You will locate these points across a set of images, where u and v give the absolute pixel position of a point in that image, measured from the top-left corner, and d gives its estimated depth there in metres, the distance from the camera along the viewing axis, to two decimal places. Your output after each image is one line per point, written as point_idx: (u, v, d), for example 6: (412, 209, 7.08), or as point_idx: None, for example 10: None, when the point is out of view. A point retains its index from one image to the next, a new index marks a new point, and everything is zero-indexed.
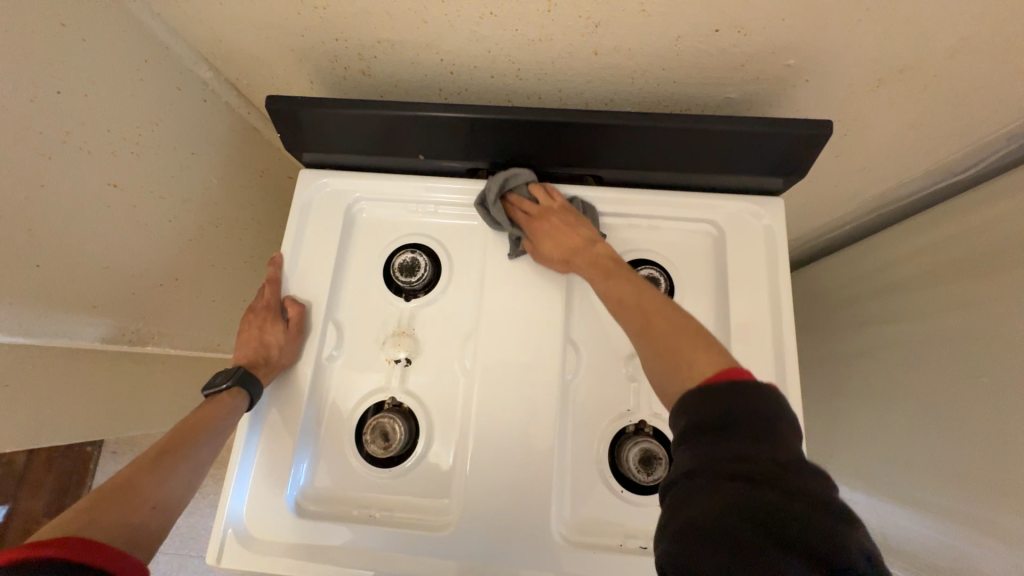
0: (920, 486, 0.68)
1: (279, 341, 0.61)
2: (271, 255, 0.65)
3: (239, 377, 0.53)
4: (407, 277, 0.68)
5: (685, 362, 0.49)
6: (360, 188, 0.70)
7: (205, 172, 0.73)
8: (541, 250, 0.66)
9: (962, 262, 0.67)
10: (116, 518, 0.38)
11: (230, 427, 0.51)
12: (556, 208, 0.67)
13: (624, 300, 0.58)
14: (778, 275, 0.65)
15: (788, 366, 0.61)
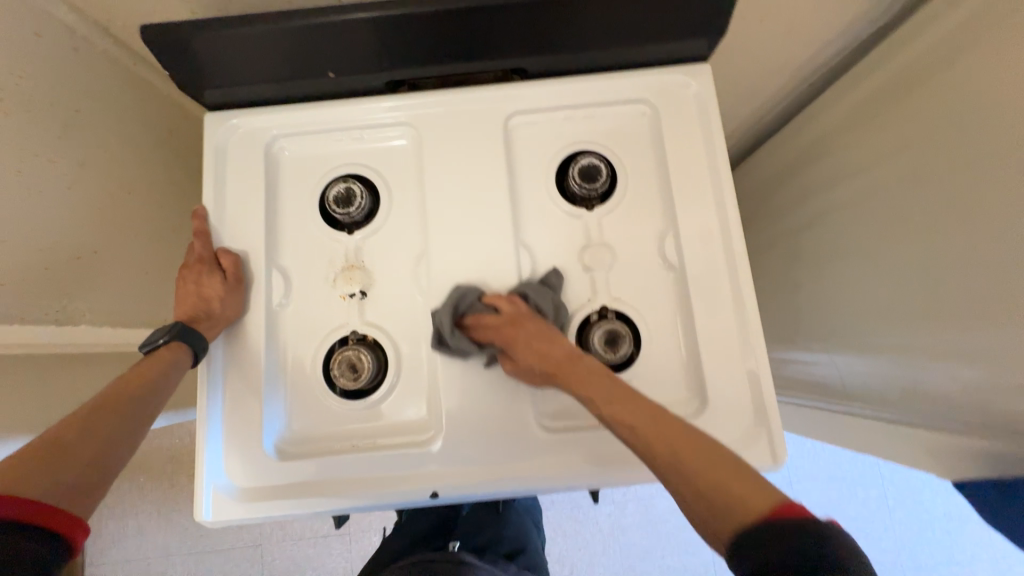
0: (953, 332, 0.64)
1: (217, 292, 0.59)
2: (195, 209, 0.62)
3: (178, 334, 0.56)
4: (343, 209, 0.63)
5: (737, 494, 0.39)
6: (275, 125, 0.64)
7: (97, 132, 0.63)
8: (516, 365, 0.56)
9: (963, 88, 0.62)
10: (50, 471, 0.42)
11: (167, 382, 0.55)
12: (531, 317, 0.56)
13: (698, 480, 0.41)
14: (715, 137, 0.63)
15: (733, 234, 0.60)
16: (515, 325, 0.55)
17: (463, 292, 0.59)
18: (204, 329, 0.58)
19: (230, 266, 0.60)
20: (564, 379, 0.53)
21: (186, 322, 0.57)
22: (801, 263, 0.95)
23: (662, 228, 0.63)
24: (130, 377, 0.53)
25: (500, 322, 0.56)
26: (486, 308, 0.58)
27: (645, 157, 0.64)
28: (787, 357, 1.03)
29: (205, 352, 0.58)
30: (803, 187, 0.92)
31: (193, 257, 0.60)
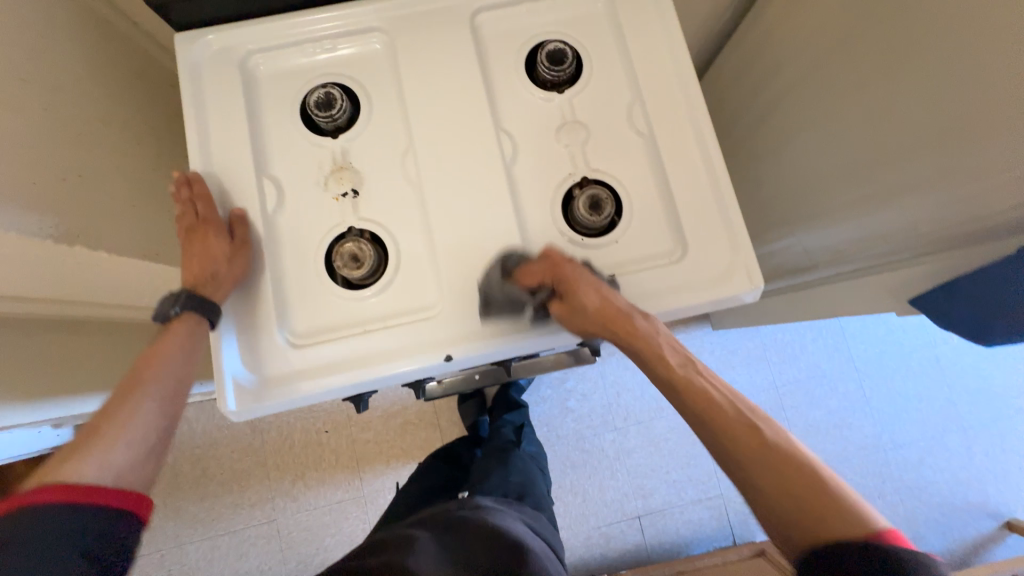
0: (898, 172, 0.71)
1: (225, 255, 0.59)
2: (187, 175, 0.62)
3: (189, 304, 0.58)
4: (325, 112, 0.64)
5: (831, 521, 0.45)
6: (248, 40, 0.66)
7: (66, 59, 0.63)
8: (568, 305, 0.58)
9: None
10: (87, 457, 0.51)
11: (179, 351, 0.59)
12: (578, 265, 0.59)
13: (791, 485, 0.47)
14: (666, 13, 0.68)
15: (693, 95, 0.65)
16: (565, 268, 0.59)
17: (519, 253, 0.62)
18: (212, 294, 0.59)
19: (236, 230, 0.61)
20: (621, 331, 0.56)
21: (195, 291, 0.59)
22: (761, 157, 1.02)
23: (630, 100, 0.67)
24: (149, 355, 0.59)
25: (556, 269, 0.59)
26: (536, 258, 0.61)
27: (605, 39, 0.69)
28: (760, 251, 1.10)
29: (219, 319, 0.59)
30: (753, 84, 0.99)
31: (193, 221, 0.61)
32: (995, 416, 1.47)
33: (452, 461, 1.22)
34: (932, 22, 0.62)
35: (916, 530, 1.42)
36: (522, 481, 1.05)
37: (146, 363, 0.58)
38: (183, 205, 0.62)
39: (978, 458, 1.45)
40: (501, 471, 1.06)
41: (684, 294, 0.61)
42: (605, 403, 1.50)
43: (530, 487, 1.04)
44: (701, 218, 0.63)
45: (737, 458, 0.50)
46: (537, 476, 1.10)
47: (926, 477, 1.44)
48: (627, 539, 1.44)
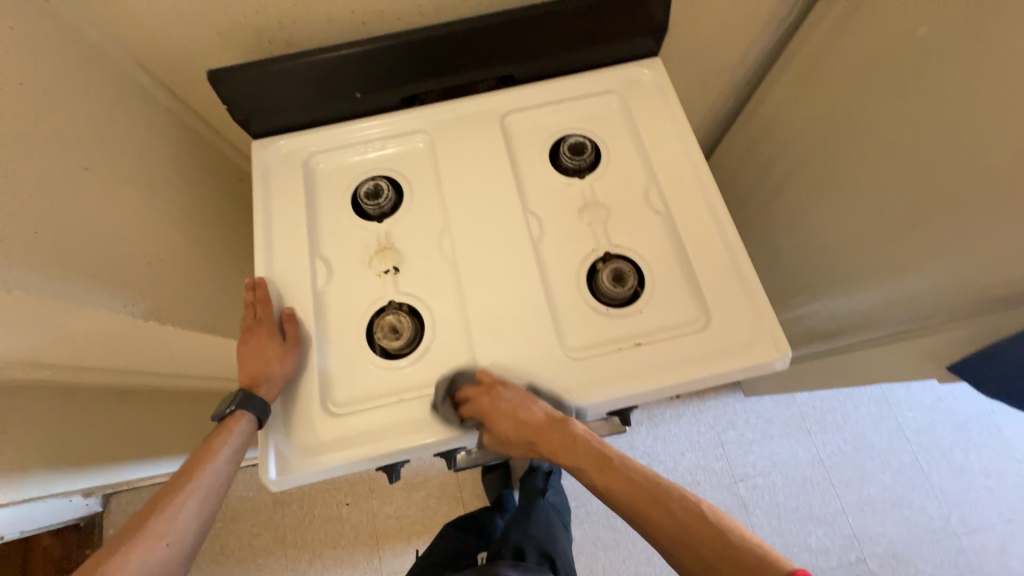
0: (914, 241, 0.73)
1: (277, 355, 0.62)
2: (251, 279, 0.68)
3: (241, 404, 0.60)
4: (374, 201, 0.74)
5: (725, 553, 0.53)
6: (310, 144, 0.77)
7: (163, 166, 0.75)
8: (495, 430, 0.61)
9: None
10: (133, 555, 0.53)
11: (228, 450, 0.61)
12: (509, 388, 0.61)
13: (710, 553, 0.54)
14: (672, 108, 0.76)
15: (704, 175, 0.71)
16: (493, 401, 0.60)
17: (462, 373, 0.64)
18: (262, 392, 0.61)
19: (289, 329, 0.64)
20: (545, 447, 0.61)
21: (247, 390, 0.61)
22: (778, 226, 1.05)
23: (646, 182, 0.74)
24: (204, 448, 0.61)
25: (484, 397, 0.60)
26: (473, 378, 0.63)
27: (620, 131, 0.78)
28: (785, 316, 1.10)
29: (267, 417, 0.61)
30: (762, 161, 1.06)
31: (252, 321, 0.64)
32: None
33: (472, 528, 1.18)
34: (924, 101, 0.68)
35: None
36: (544, 538, 1.00)
37: (204, 455, 0.61)
38: (244, 307, 0.66)
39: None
40: (521, 528, 1.01)
41: (711, 363, 0.62)
42: None
43: (552, 545, 0.99)
44: (719, 288, 0.66)
45: (665, 541, 0.56)
46: (561, 533, 1.04)
47: (1011, 569, 1.27)
48: None
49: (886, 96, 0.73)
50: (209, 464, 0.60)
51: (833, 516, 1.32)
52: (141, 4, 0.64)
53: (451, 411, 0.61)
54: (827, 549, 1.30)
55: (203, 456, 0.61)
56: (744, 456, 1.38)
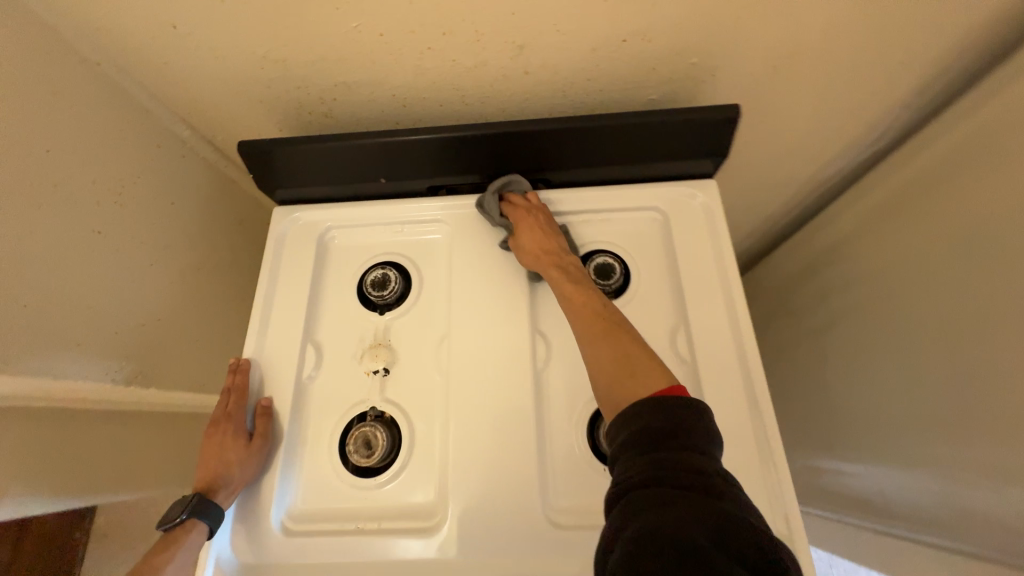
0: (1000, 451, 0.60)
1: (240, 458, 0.58)
2: (235, 360, 0.65)
3: (194, 512, 0.55)
4: (378, 291, 0.70)
5: (634, 386, 0.46)
6: (329, 217, 0.75)
7: (186, 219, 0.75)
8: (518, 239, 0.67)
9: (969, 206, 0.66)
10: None
11: (177, 570, 0.53)
12: (542, 210, 0.69)
13: (610, 366, 0.49)
14: (720, 242, 0.68)
15: (744, 331, 0.62)
16: (531, 218, 0.68)
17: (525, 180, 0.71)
18: (219, 497, 0.57)
19: (260, 426, 0.61)
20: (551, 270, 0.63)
21: (202, 495, 0.56)
22: (829, 364, 0.92)
23: (674, 322, 0.66)
24: (142, 569, 0.52)
25: (528, 205, 0.69)
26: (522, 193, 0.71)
27: (655, 256, 0.70)
28: (822, 465, 0.96)
29: (218, 525, 0.56)
30: (826, 287, 0.93)
31: (220, 413, 0.61)
32: None
33: None
34: None
35: None
36: None
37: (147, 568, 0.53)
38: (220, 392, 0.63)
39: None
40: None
41: None
42: None
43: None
44: (739, 475, 0.56)
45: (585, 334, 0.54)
46: None
47: None
48: None
49: (1000, 272, 0.61)
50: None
51: None
52: (187, 70, 0.64)
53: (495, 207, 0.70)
54: None
55: (147, 566, 0.53)
56: None
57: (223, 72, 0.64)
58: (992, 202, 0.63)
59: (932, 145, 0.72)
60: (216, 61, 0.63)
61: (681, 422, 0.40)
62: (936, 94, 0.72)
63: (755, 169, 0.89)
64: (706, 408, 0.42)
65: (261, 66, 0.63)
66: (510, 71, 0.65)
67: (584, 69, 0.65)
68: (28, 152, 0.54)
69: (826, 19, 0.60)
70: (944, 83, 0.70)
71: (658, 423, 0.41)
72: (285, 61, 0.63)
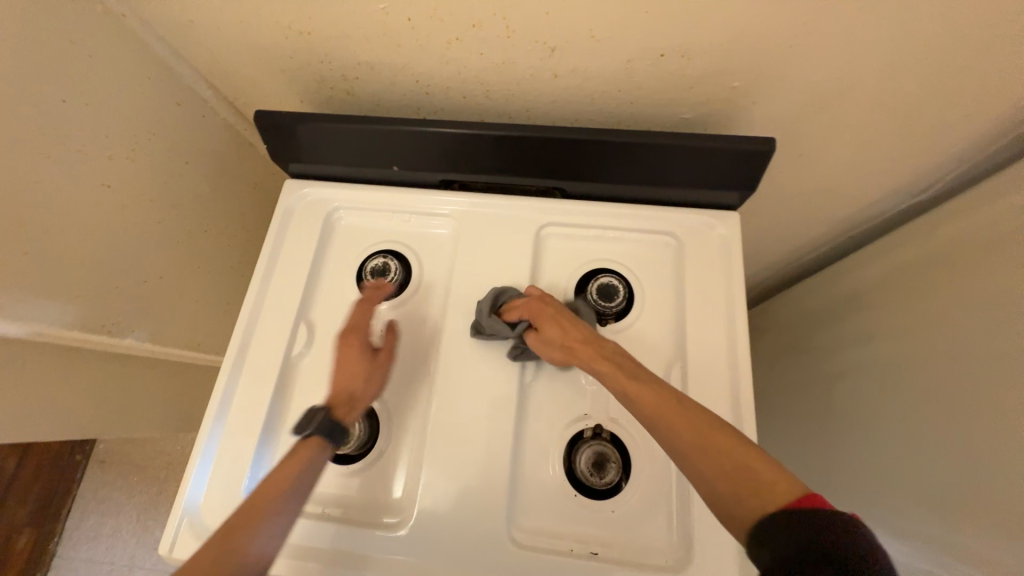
0: (994, 542, 0.57)
1: (365, 373, 0.59)
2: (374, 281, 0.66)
3: (323, 426, 0.53)
4: (377, 280, 0.69)
5: (760, 501, 0.40)
6: (339, 197, 0.74)
7: (198, 180, 0.75)
8: (540, 337, 0.60)
9: (1007, 279, 0.61)
10: None
11: (300, 483, 0.50)
12: (556, 304, 0.62)
13: (730, 469, 0.43)
14: (733, 278, 0.64)
15: (741, 376, 0.60)
16: (549, 309, 0.61)
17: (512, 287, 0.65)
18: (343, 416, 0.56)
19: (384, 341, 0.62)
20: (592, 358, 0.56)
21: (328, 410, 0.55)
22: (832, 416, 0.89)
23: (671, 356, 0.63)
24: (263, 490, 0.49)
25: (532, 302, 0.62)
26: (519, 294, 0.65)
27: (662, 284, 0.67)
28: None
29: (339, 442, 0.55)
30: (844, 335, 0.89)
31: (352, 329, 0.61)
32: None
33: None
34: None
35: None
36: None
37: (287, 462, 0.51)
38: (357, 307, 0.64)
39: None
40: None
41: None
42: None
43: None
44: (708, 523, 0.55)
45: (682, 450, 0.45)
46: None
47: None
48: None
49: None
50: (291, 469, 0.50)
51: None
52: (211, 32, 0.63)
53: (502, 324, 0.62)
54: None
55: (293, 462, 0.51)
56: None
57: (247, 38, 0.63)
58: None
59: (982, 206, 0.67)
60: (241, 26, 0.61)
61: (824, 538, 0.36)
62: (997, 152, 0.66)
63: (786, 203, 0.85)
64: (849, 515, 0.38)
65: (284, 37, 0.62)
66: (539, 72, 0.62)
67: (615, 79, 0.61)
68: (44, 99, 0.54)
69: (884, 58, 0.56)
70: (1006, 141, 0.64)
71: (790, 543, 0.37)
72: (308, 34, 0.61)
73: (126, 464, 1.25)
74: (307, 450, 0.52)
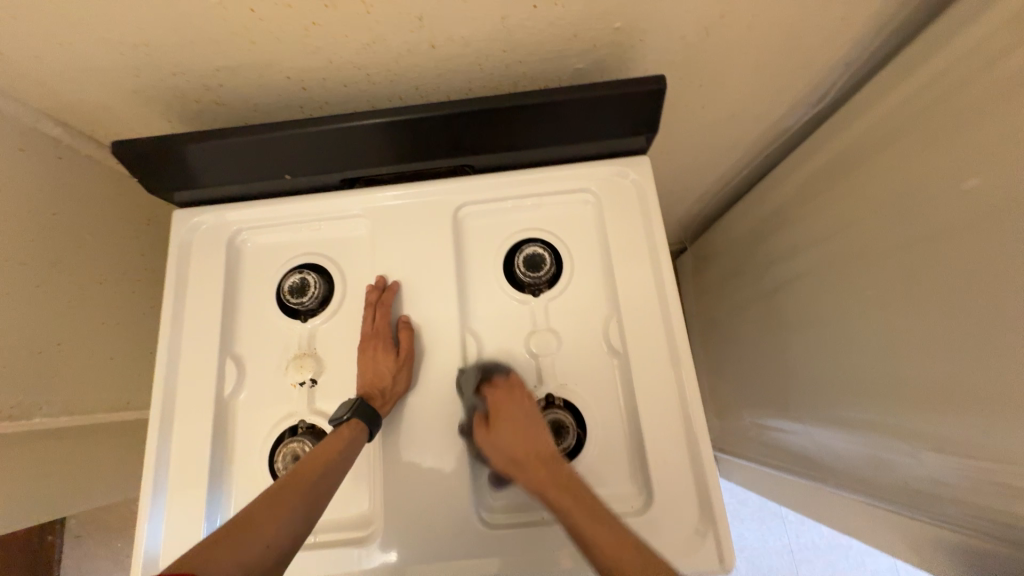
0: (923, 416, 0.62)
1: (391, 369, 0.59)
2: (379, 276, 0.65)
3: (360, 414, 0.56)
4: (298, 297, 0.65)
5: None
6: (238, 219, 0.68)
7: (75, 229, 0.68)
8: (492, 436, 0.56)
9: (903, 173, 0.64)
10: (228, 554, 0.42)
11: (347, 457, 0.54)
12: (531, 405, 0.57)
13: None
14: (653, 222, 0.65)
15: (674, 316, 0.61)
16: (517, 408, 0.57)
17: (503, 364, 0.62)
18: (379, 407, 0.58)
19: (403, 339, 0.61)
20: (545, 479, 0.52)
21: (363, 400, 0.57)
22: (776, 329, 0.94)
23: (607, 310, 0.64)
24: (313, 454, 0.53)
25: (509, 392, 0.58)
26: (503, 373, 0.60)
27: (588, 241, 0.67)
28: (770, 423, 0.99)
29: (377, 430, 0.58)
30: (776, 252, 0.93)
31: (369, 329, 0.62)
32: None
33: None
34: (966, 270, 0.55)
35: None
36: None
37: (290, 493, 0.49)
38: (368, 307, 0.63)
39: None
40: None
41: None
42: None
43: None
44: (665, 462, 0.56)
45: None
46: None
47: None
48: None
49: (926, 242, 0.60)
50: (297, 503, 0.48)
51: None
52: (32, 61, 0.55)
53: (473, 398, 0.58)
54: None
55: (294, 491, 0.49)
56: None
57: (77, 62, 0.55)
58: (924, 169, 0.60)
59: (874, 104, 0.69)
60: (63, 48, 0.53)
61: None
62: (878, 48, 0.67)
63: (700, 135, 0.85)
64: None
65: (120, 53, 0.55)
66: (415, 45, 0.58)
67: (496, 40, 0.58)
68: None
69: None
70: (885, 36, 0.65)
71: None
72: (146, 46, 0.54)
73: (104, 528, 1.20)
74: (312, 482, 0.50)
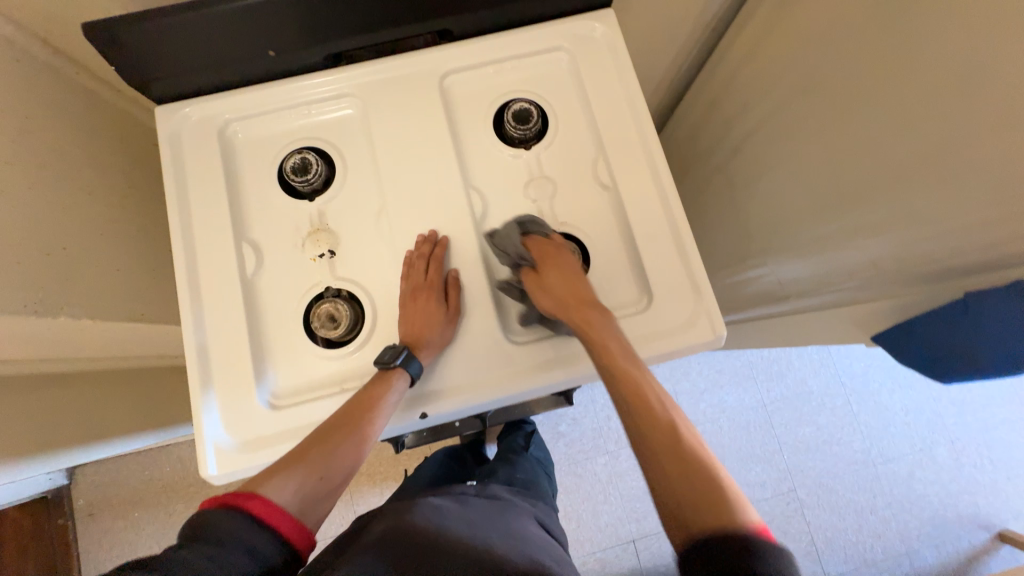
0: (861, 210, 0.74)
1: (438, 323, 0.61)
2: (425, 231, 0.66)
3: (406, 362, 0.59)
4: (301, 177, 0.67)
5: (711, 521, 0.42)
6: (225, 109, 0.69)
7: (53, 138, 0.66)
8: (541, 283, 0.61)
9: None
10: (289, 478, 0.52)
11: (388, 404, 0.58)
12: (569, 258, 0.62)
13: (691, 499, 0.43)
14: (624, 68, 0.71)
15: (652, 146, 0.68)
16: (557, 258, 0.62)
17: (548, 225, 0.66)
18: (421, 354, 0.61)
19: (453, 296, 0.63)
20: (578, 313, 0.58)
21: (409, 347, 0.60)
22: (733, 187, 1.05)
23: (594, 153, 0.70)
24: (362, 397, 0.59)
25: (553, 249, 0.63)
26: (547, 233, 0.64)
27: (568, 95, 0.72)
28: (736, 276, 1.12)
29: (416, 374, 0.60)
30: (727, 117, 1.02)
31: (423, 278, 0.63)
32: (982, 426, 1.48)
33: (457, 461, 1.12)
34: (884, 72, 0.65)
35: (910, 545, 1.42)
36: (528, 478, 1.00)
37: (338, 429, 0.56)
38: (422, 257, 0.64)
39: (985, 466, 1.46)
40: (507, 469, 1.01)
41: (651, 343, 0.63)
42: (596, 427, 1.43)
43: (535, 486, 0.98)
44: (660, 267, 0.65)
45: (643, 438, 0.49)
46: (543, 481, 1.04)
47: (916, 491, 1.45)
48: (622, 564, 1.34)
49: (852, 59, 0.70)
50: (344, 439, 0.55)
51: (771, 453, 1.46)
52: None
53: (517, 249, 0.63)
54: (764, 482, 1.44)
55: (342, 428, 0.56)
56: (696, 405, 1.48)
57: None
58: None
59: None
60: None
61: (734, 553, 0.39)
62: None
63: None
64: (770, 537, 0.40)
65: None
66: None
67: None
68: None
69: None
70: None
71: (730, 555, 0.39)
72: None
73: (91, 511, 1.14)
74: (356, 425, 0.56)
